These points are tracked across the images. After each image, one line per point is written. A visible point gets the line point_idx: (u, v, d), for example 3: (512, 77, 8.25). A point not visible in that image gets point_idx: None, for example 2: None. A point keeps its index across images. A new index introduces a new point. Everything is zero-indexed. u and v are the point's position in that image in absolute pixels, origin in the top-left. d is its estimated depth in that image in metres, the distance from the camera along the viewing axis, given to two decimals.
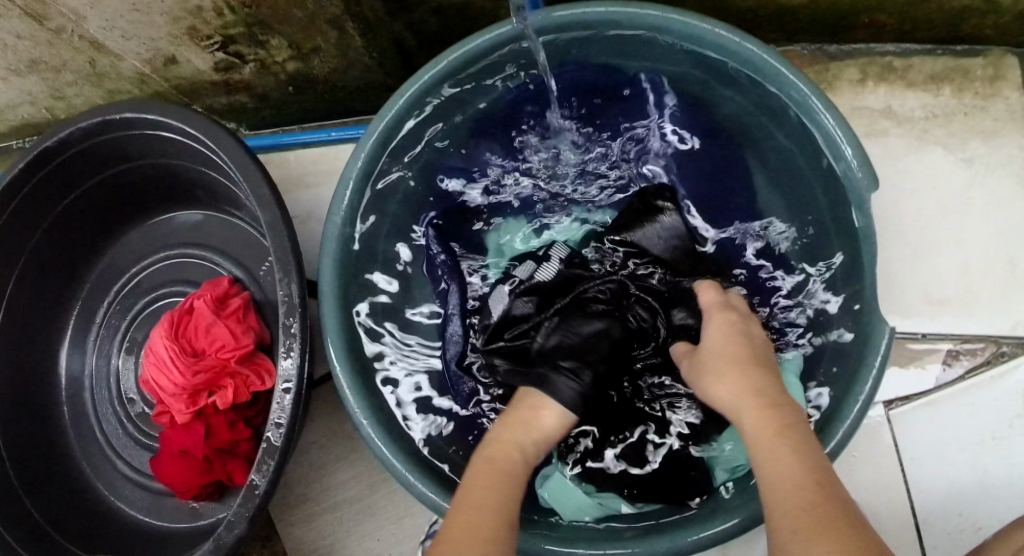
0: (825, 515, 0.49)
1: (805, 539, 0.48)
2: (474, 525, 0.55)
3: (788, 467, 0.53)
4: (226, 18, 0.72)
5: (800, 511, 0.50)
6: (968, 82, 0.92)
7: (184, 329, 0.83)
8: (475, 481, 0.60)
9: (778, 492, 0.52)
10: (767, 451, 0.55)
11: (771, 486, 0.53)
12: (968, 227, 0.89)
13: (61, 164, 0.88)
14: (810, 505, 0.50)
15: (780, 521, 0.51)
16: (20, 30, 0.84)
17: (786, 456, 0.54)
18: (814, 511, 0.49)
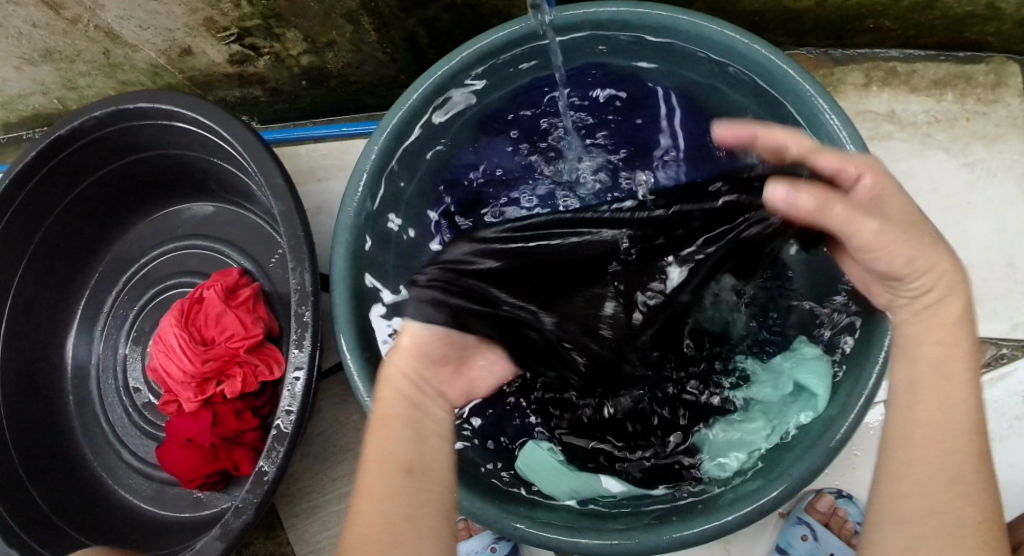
0: (960, 509, 0.44)
1: (922, 500, 0.44)
2: (383, 485, 0.49)
3: (934, 411, 0.47)
4: (243, 9, 0.73)
5: (932, 497, 0.44)
6: (970, 88, 0.94)
7: (193, 318, 0.84)
8: (380, 425, 0.53)
9: (926, 458, 0.45)
10: (938, 372, 0.48)
11: (908, 436, 0.47)
12: (970, 230, 0.90)
13: (73, 152, 0.89)
14: (946, 493, 0.44)
15: (908, 475, 0.46)
16: (36, 20, 0.85)
17: (937, 414, 0.47)
18: (948, 498, 0.44)
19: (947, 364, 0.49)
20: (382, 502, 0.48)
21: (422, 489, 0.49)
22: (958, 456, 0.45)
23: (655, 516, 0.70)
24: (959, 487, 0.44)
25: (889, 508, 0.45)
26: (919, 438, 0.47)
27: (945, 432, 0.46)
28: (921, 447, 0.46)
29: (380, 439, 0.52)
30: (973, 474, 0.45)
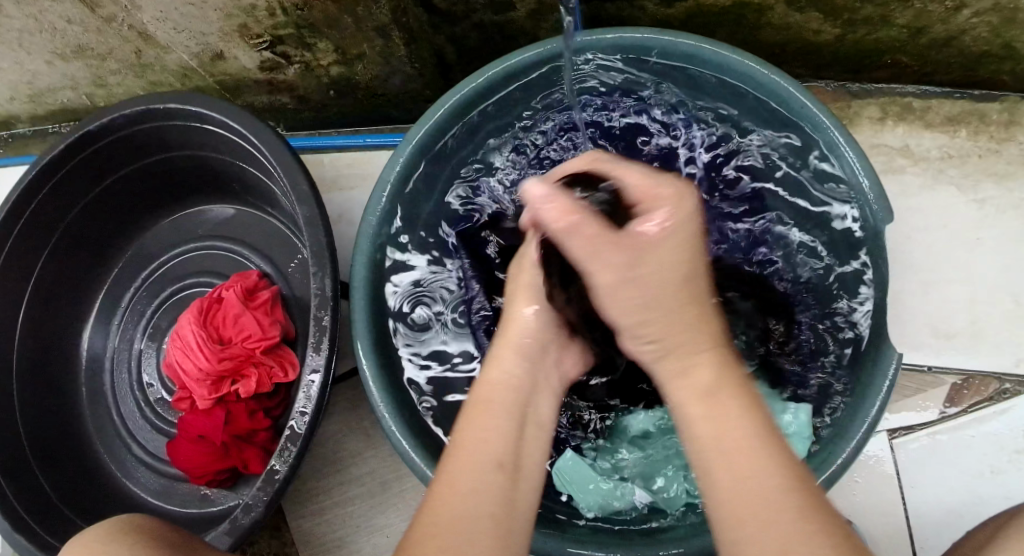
0: (771, 512, 0.46)
1: (750, 517, 0.46)
2: (487, 495, 0.51)
3: (732, 446, 0.49)
4: (277, 17, 0.75)
5: (747, 510, 0.46)
6: (984, 126, 0.95)
7: (213, 317, 0.86)
8: (476, 410, 0.56)
9: (727, 451, 0.49)
10: (708, 410, 0.51)
11: (726, 465, 0.48)
12: (978, 265, 0.92)
13: (100, 147, 0.91)
14: (771, 508, 0.46)
15: (732, 511, 0.47)
16: (71, 16, 0.87)
17: (761, 462, 0.48)
18: (751, 508, 0.46)
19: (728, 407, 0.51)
20: (465, 499, 0.50)
21: (505, 511, 0.51)
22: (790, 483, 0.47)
23: (658, 533, 0.72)
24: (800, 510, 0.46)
25: (725, 518, 0.47)
26: (715, 450, 0.50)
27: (758, 449, 0.48)
28: (720, 476, 0.49)
29: (477, 418, 0.55)
30: (768, 489, 0.47)
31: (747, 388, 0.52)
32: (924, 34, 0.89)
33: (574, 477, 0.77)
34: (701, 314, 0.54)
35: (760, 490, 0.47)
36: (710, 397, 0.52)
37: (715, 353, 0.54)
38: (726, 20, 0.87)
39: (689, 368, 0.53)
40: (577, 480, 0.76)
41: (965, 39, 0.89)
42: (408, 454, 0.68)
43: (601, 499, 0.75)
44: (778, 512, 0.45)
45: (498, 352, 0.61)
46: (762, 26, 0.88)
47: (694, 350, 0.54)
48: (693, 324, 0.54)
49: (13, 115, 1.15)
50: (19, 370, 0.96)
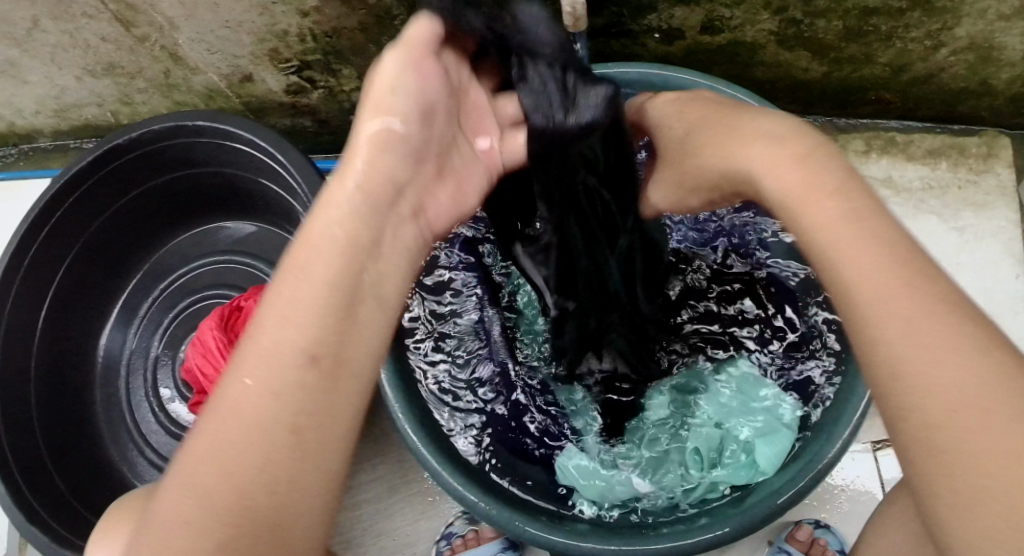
0: (981, 456, 0.41)
1: (939, 354, 0.43)
2: (267, 437, 0.45)
3: (896, 300, 0.45)
4: (307, 43, 0.85)
5: (950, 431, 0.42)
6: (962, 158, 1.02)
7: (233, 325, 0.91)
8: (279, 313, 0.47)
9: (882, 299, 0.46)
10: (834, 237, 0.49)
11: (911, 364, 0.44)
12: (958, 288, 0.98)
13: (127, 161, 0.96)
14: (960, 371, 0.43)
15: (919, 354, 0.44)
16: (106, 35, 0.93)
17: (930, 364, 0.43)
18: (927, 384, 0.43)
19: (909, 285, 0.46)
20: (235, 438, 0.45)
21: (309, 419, 0.46)
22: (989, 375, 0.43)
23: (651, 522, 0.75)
24: (978, 362, 0.43)
25: (901, 377, 0.44)
26: (884, 314, 0.46)
27: (974, 360, 0.43)
28: (893, 371, 0.45)
29: (288, 318, 0.47)
30: (969, 394, 0.42)
31: (855, 182, 0.51)
32: (906, 72, 0.95)
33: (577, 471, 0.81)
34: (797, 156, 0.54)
35: (935, 385, 0.43)
36: (835, 223, 0.49)
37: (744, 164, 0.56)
38: (722, 58, 0.94)
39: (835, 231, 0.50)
40: (579, 473, 0.81)
41: (943, 77, 0.96)
42: (415, 446, 0.74)
43: (600, 492, 0.79)
44: (982, 404, 0.42)
45: (325, 196, 0.50)
46: (755, 64, 0.95)
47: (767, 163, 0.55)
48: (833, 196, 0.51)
49: (36, 129, 1.19)
50: (40, 369, 1.00)
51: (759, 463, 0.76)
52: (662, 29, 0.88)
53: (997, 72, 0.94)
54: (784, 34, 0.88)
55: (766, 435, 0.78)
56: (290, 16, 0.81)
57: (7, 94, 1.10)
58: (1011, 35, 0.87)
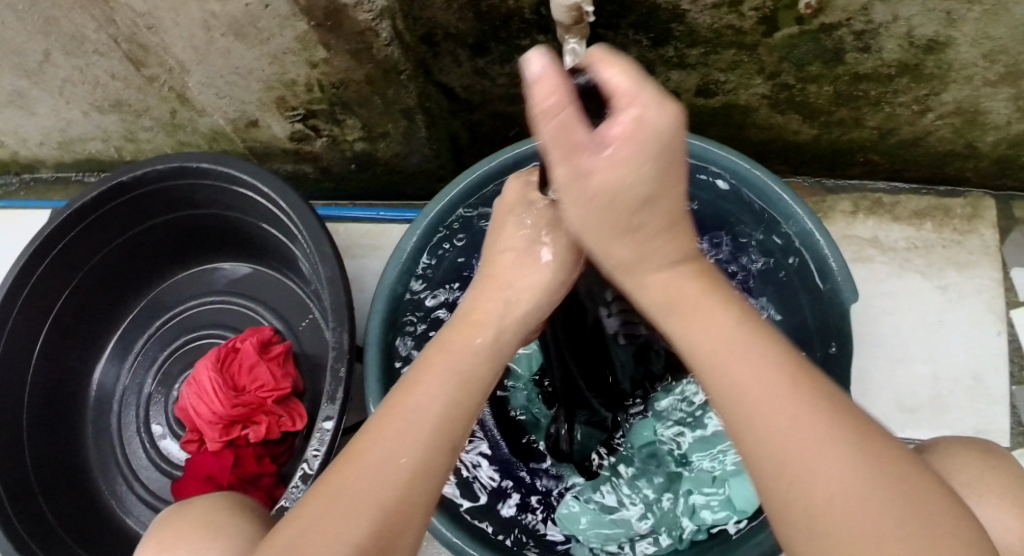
0: (843, 519, 0.37)
1: (826, 495, 0.38)
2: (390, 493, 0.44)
3: (800, 411, 0.40)
4: (314, 93, 0.90)
5: (829, 502, 0.37)
6: (948, 219, 1.06)
7: (229, 365, 0.92)
8: (343, 474, 0.45)
9: (736, 379, 0.43)
10: (708, 347, 0.45)
11: (766, 432, 0.40)
12: (941, 345, 1.01)
13: (129, 198, 0.97)
14: (823, 438, 0.39)
15: (805, 486, 0.38)
16: (117, 73, 0.95)
17: (811, 446, 0.39)
18: (804, 465, 0.39)
19: (760, 361, 0.43)
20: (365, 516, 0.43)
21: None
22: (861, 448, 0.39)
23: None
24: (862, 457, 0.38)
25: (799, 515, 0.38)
26: (732, 397, 0.43)
27: (854, 451, 0.39)
28: (765, 455, 0.40)
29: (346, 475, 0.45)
30: (847, 467, 0.38)
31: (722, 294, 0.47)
32: (892, 136, 1.00)
33: (575, 518, 0.81)
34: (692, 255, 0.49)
35: (816, 474, 0.38)
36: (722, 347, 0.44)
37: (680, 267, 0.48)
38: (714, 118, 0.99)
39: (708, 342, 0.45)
40: (575, 515, 0.81)
41: (931, 140, 1.00)
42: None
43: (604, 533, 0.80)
44: (866, 485, 0.37)
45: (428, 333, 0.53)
46: (747, 124, 1.00)
47: (645, 276, 0.49)
48: (700, 293, 0.47)
49: (39, 160, 1.21)
50: (33, 396, 1.00)
51: (738, 502, 0.77)
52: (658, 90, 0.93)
53: (982, 136, 0.98)
54: (777, 98, 0.94)
55: (748, 476, 0.79)
56: (299, 65, 0.86)
57: (14, 124, 1.11)
58: (996, 100, 0.91)
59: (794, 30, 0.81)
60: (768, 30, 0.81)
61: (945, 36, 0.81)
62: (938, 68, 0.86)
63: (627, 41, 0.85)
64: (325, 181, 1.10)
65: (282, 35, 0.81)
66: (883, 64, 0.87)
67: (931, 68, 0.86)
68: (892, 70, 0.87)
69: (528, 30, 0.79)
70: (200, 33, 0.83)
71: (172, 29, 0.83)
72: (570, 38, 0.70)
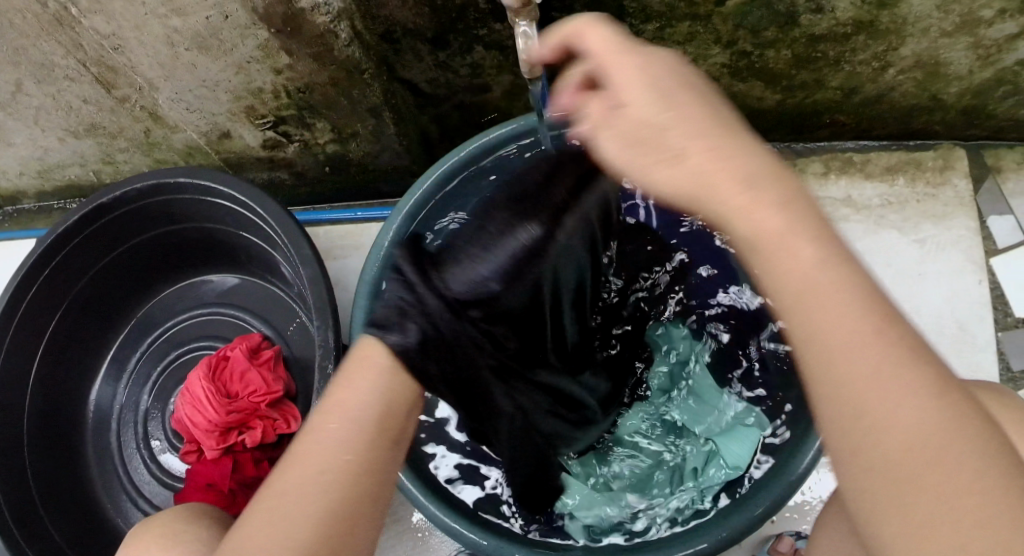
0: (929, 479, 0.39)
1: (923, 463, 0.39)
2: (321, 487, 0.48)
3: (896, 385, 0.40)
4: (282, 100, 0.91)
5: (918, 474, 0.39)
6: (920, 172, 1.08)
7: (220, 373, 0.93)
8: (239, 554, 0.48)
9: (824, 336, 0.42)
10: (801, 309, 0.42)
11: (859, 403, 0.41)
12: (922, 299, 1.03)
13: (111, 218, 0.98)
14: (913, 393, 0.40)
15: (913, 466, 0.39)
16: (88, 96, 0.96)
17: (897, 397, 0.40)
18: (881, 405, 0.40)
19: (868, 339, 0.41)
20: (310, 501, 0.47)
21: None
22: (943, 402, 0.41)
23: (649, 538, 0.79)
24: (944, 416, 0.40)
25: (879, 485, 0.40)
26: (829, 352, 0.42)
27: (940, 422, 0.40)
28: (857, 435, 0.41)
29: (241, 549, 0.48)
30: (942, 430, 0.40)
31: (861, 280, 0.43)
32: (856, 95, 1.01)
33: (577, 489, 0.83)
34: (784, 193, 0.44)
35: (894, 417, 0.40)
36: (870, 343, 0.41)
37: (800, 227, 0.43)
38: None
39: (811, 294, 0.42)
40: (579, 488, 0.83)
41: (895, 95, 1.01)
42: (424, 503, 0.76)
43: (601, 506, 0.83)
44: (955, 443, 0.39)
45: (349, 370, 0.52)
46: (712, 96, 1.01)
47: (748, 211, 0.44)
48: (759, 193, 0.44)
49: (21, 191, 1.22)
50: (32, 422, 1.01)
51: (729, 460, 0.83)
52: None
53: (946, 87, 0.99)
54: (737, 66, 0.95)
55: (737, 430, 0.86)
56: (264, 73, 0.87)
57: None
58: (955, 50, 0.92)
59: None
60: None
61: None
62: (893, 22, 0.88)
63: None
64: (300, 186, 1.12)
65: (245, 45, 0.82)
66: (838, 23, 0.88)
67: (886, 22, 0.88)
68: (848, 28, 0.89)
69: (485, 20, 0.80)
70: (165, 50, 0.85)
71: (137, 48, 0.85)
72: (520, 21, 0.71)
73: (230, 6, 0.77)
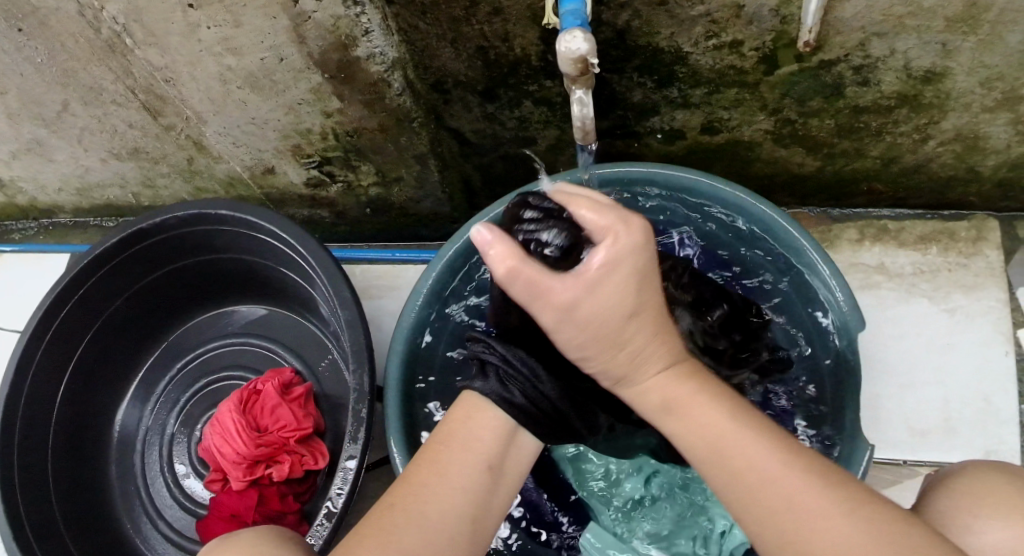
0: (815, 537, 0.50)
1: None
2: (470, 473, 0.59)
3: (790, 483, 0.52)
4: (329, 141, 0.92)
5: (800, 528, 0.50)
6: (953, 242, 1.08)
7: (251, 407, 0.94)
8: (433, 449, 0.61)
9: (761, 463, 0.53)
10: (780, 487, 0.51)
11: (734, 466, 0.53)
12: (949, 370, 1.03)
13: (151, 243, 1.00)
14: (826, 510, 0.50)
15: None
16: (135, 122, 0.98)
17: (772, 472, 0.52)
18: (818, 531, 0.50)
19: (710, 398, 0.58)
20: (451, 491, 0.58)
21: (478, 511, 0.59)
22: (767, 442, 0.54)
23: None
24: (848, 506, 0.50)
25: None
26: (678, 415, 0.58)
27: (838, 512, 0.50)
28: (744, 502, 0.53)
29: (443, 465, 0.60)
30: (810, 500, 0.51)
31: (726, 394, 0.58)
32: (894, 165, 1.02)
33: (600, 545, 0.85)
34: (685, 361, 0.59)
35: (826, 533, 0.49)
36: (691, 406, 0.57)
37: (668, 372, 0.59)
38: (720, 155, 1.02)
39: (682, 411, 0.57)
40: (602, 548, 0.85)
41: (933, 166, 1.02)
42: None
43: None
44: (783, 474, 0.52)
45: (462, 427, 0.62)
46: (752, 160, 1.02)
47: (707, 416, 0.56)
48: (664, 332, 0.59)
49: (58, 206, 1.23)
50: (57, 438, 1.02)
51: None
52: (665, 129, 0.96)
53: (984, 160, 1.00)
54: (779, 133, 0.96)
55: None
56: (314, 115, 0.88)
57: (33, 172, 1.14)
58: (995, 125, 0.92)
59: (794, 67, 0.83)
60: (768, 69, 0.83)
61: (942, 66, 0.83)
62: (936, 97, 0.88)
63: (632, 84, 0.87)
64: (339, 224, 1.13)
65: (297, 87, 0.83)
66: (883, 96, 0.89)
67: (929, 98, 0.88)
68: (892, 101, 0.89)
69: (537, 76, 0.82)
70: (217, 86, 0.86)
71: (190, 82, 0.86)
72: (576, 87, 0.72)
73: (286, 50, 0.78)
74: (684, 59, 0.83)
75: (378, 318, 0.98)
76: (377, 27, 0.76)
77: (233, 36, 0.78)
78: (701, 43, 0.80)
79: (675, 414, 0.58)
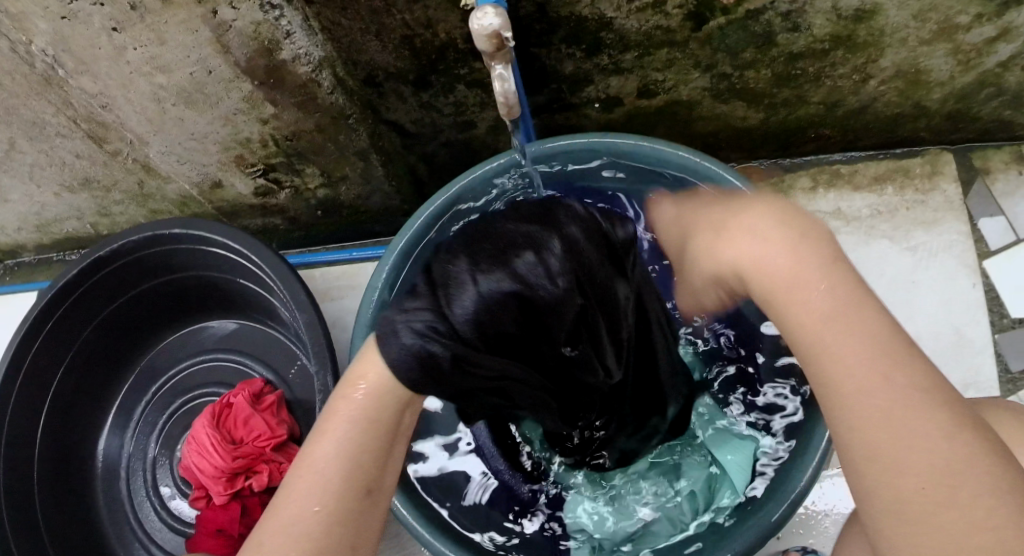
0: (942, 494, 0.44)
1: (932, 502, 0.44)
2: (350, 469, 0.55)
3: (925, 424, 0.45)
4: (269, 148, 0.92)
5: (923, 468, 0.45)
6: (909, 180, 1.08)
7: (224, 420, 0.94)
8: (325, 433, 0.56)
9: (840, 346, 0.49)
10: (902, 395, 0.46)
11: (856, 372, 0.48)
12: (917, 307, 1.03)
13: (113, 269, 1.00)
14: (932, 435, 0.45)
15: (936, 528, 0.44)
16: (80, 151, 0.98)
17: (910, 416, 0.46)
18: (913, 452, 0.45)
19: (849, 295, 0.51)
20: (335, 466, 0.55)
21: (365, 504, 0.56)
22: (896, 369, 0.47)
23: None
24: (957, 434, 0.45)
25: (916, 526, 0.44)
26: (805, 333, 0.51)
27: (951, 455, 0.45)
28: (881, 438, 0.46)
29: (321, 442, 0.56)
30: (929, 434, 0.45)
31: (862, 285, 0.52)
32: (840, 109, 1.02)
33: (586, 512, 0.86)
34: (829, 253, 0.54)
35: (917, 457, 0.45)
36: (838, 317, 0.50)
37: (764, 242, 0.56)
38: (662, 120, 1.03)
39: (765, 264, 0.55)
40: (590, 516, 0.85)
41: (878, 106, 1.02)
42: (430, 543, 0.77)
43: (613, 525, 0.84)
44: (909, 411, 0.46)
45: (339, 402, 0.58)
46: (694, 119, 1.03)
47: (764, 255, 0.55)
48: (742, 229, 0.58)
49: (19, 245, 1.23)
50: (44, 474, 1.02)
51: (736, 474, 0.83)
52: (601, 98, 0.97)
53: (928, 94, 1.00)
54: (717, 89, 0.96)
55: (733, 444, 0.85)
56: (252, 124, 0.88)
57: None
58: (935, 57, 0.93)
59: (722, 20, 0.83)
60: (695, 25, 0.84)
61: (871, 3, 0.83)
62: (870, 35, 0.88)
63: (561, 56, 0.88)
64: (296, 231, 1.13)
65: (229, 98, 0.84)
66: (816, 40, 0.89)
67: (863, 36, 0.88)
68: (826, 44, 0.90)
69: (465, 59, 0.84)
70: (152, 106, 0.86)
71: (125, 104, 0.86)
72: (496, 64, 0.72)
73: (213, 62, 0.78)
74: (609, 25, 0.83)
75: (341, 317, 0.98)
76: (298, 28, 0.76)
77: (159, 54, 0.78)
78: (624, 7, 0.80)
79: (793, 285, 0.53)
